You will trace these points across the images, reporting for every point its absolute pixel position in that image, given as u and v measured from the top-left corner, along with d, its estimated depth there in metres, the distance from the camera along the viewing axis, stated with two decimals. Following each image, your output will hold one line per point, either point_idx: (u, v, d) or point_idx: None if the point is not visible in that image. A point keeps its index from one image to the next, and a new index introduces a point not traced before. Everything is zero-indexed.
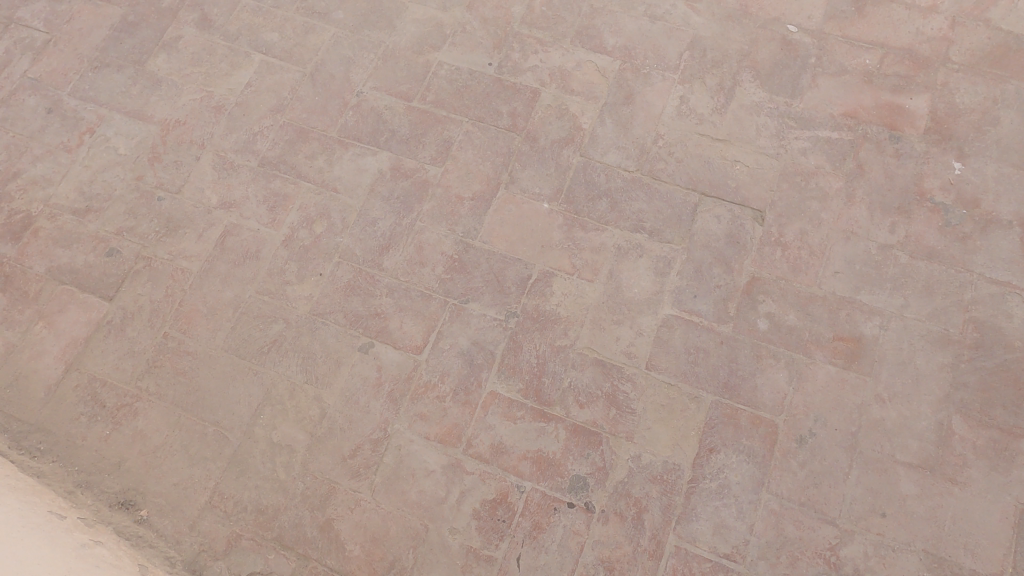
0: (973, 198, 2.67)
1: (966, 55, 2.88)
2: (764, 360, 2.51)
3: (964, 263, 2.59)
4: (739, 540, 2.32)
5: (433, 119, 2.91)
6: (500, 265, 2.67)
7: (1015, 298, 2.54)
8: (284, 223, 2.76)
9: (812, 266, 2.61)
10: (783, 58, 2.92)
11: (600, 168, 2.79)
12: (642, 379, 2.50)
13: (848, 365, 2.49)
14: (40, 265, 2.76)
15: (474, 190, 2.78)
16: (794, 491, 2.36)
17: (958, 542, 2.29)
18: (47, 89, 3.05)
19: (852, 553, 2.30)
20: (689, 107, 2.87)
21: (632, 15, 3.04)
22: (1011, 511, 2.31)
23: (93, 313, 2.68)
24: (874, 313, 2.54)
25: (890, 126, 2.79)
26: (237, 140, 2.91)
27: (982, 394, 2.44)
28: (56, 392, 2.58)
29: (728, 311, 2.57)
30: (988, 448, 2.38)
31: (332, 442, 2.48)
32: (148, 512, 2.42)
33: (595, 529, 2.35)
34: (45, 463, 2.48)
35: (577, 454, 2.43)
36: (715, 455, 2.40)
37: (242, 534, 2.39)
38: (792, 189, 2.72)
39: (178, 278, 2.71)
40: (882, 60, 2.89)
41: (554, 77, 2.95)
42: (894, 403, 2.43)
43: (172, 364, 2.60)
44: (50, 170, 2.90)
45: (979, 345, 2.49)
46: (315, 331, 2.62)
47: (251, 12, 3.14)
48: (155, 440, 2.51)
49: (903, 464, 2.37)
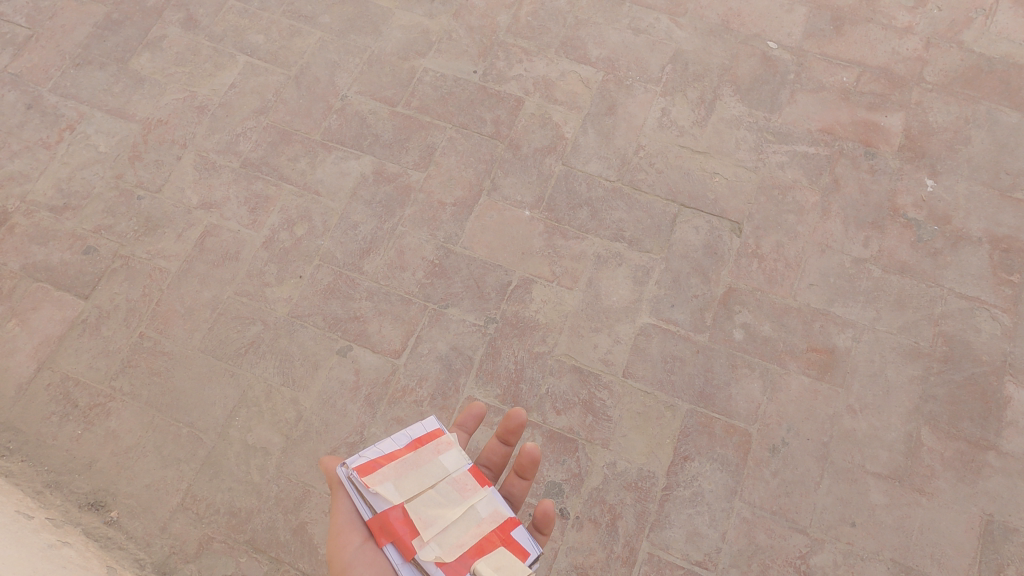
0: (944, 214, 2.74)
1: (939, 75, 2.95)
2: (739, 369, 2.54)
3: (934, 278, 2.65)
4: (711, 548, 2.34)
5: (417, 125, 2.92)
6: (480, 271, 2.68)
7: (983, 313, 2.60)
8: (265, 225, 2.76)
9: (787, 278, 2.66)
10: (762, 73, 2.98)
11: (581, 176, 2.82)
12: (619, 387, 2.52)
13: (821, 376, 2.53)
14: (14, 261, 2.72)
15: (456, 196, 2.80)
16: (765, 500, 2.39)
17: (924, 553, 2.32)
18: (27, 84, 3.02)
19: (821, 561, 2.32)
20: (670, 120, 2.91)
21: (615, 27, 3.09)
22: (976, 521, 2.35)
23: (68, 311, 2.65)
24: (847, 326, 2.59)
25: (865, 142, 2.85)
26: (219, 141, 2.91)
27: (949, 406, 2.48)
28: (27, 391, 2.54)
29: (705, 321, 2.60)
30: (955, 460, 2.43)
31: (308, 445, 2.47)
32: (118, 513, 2.39)
33: (569, 535, 2.36)
34: (13, 463, 2.43)
35: (552, 460, 2.43)
36: (689, 462, 2.43)
37: (214, 537, 2.36)
38: (768, 202, 2.77)
39: (156, 278, 2.69)
40: (859, 78, 2.96)
41: (538, 87, 2.99)
42: (864, 414, 2.48)
43: (147, 364, 2.58)
44: (28, 167, 2.87)
45: (948, 358, 2.54)
46: (293, 334, 2.61)
47: (237, 13, 3.15)
48: (128, 441, 2.48)
49: (873, 474, 2.41)
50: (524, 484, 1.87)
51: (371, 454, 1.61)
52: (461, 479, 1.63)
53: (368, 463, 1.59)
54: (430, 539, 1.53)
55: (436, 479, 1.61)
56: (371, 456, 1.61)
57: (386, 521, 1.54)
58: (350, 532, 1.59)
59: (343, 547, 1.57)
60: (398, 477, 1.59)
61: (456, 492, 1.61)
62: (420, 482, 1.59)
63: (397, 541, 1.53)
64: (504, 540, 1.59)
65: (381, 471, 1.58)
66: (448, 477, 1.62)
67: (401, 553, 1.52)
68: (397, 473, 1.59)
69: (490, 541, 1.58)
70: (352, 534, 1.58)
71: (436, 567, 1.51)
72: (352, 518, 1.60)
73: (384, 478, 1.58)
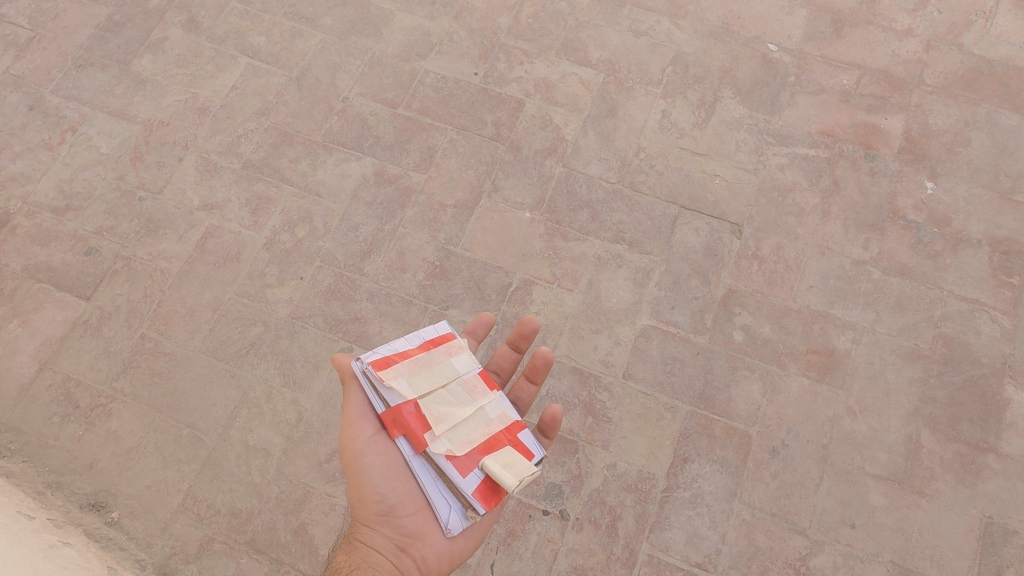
0: (944, 216, 2.74)
1: (939, 78, 2.95)
2: (739, 371, 2.55)
3: (934, 280, 2.65)
4: (711, 550, 2.34)
5: (418, 127, 2.93)
6: (480, 272, 2.69)
7: (983, 316, 2.60)
8: (266, 226, 2.77)
9: (787, 280, 2.66)
10: (763, 76, 2.99)
11: (582, 178, 2.83)
12: (619, 388, 2.53)
13: (821, 378, 2.53)
14: (16, 262, 2.73)
15: (456, 198, 2.80)
16: (765, 501, 2.39)
17: (924, 555, 2.33)
18: (29, 86, 3.02)
19: (821, 563, 2.33)
20: (670, 122, 2.92)
21: (616, 30, 3.10)
22: (976, 523, 2.36)
23: (70, 312, 2.66)
24: (847, 327, 2.59)
25: (865, 144, 2.86)
26: (221, 142, 2.92)
27: (949, 408, 2.49)
28: (29, 392, 2.55)
29: (705, 323, 2.61)
30: (955, 461, 2.43)
31: (308, 446, 2.47)
32: (119, 513, 2.39)
33: (569, 536, 2.36)
34: (15, 463, 2.44)
35: (551, 461, 2.43)
36: (689, 464, 2.43)
37: (215, 538, 2.37)
38: (769, 204, 2.77)
39: (157, 279, 2.70)
40: (859, 80, 2.97)
41: (539, 88, 2.99)
42: (865, 416, 2.48)
43: (148, 364, 2.59)
44: (29, 168, 2.88)
45: (948, 360, 2.54)
46: (294, 335, 2.61)
47: (238, 15, 3.16)
48: (129, 441, 2.49)
49: (873, 475, 2.42)
50: (534, 390, 2.03)
51: (387, 351, 1.77)
52: (470, 382, 1.80)
53: (384, 358, 1.75)
54: (442, 434, 1.68)
55: (446, 380, 1.77)
56: (387, 353, 1.76)
57: (399, 414, 1.69)
58: (362, 423, 1.76)
59: (355, 437, 1.76)
60: (412, 374, 1.74)
61: (466, 393, 1.77)
62: (431, 380, 1.75)
63: (408, 433, 1.69)
64: (509, 440, 1.75)
65: (396, 367, 1.73)
66: (458, 378, 1.79)
67: (412, 445, 1.68)
68: (411, 370, 1.74)
69: (497, 440, 1.73)
70: (364, 425, 1.76)
71: (447, 459, 1.65)
72: (365, 410, 1.77)
73: (399, 373, 1.73)
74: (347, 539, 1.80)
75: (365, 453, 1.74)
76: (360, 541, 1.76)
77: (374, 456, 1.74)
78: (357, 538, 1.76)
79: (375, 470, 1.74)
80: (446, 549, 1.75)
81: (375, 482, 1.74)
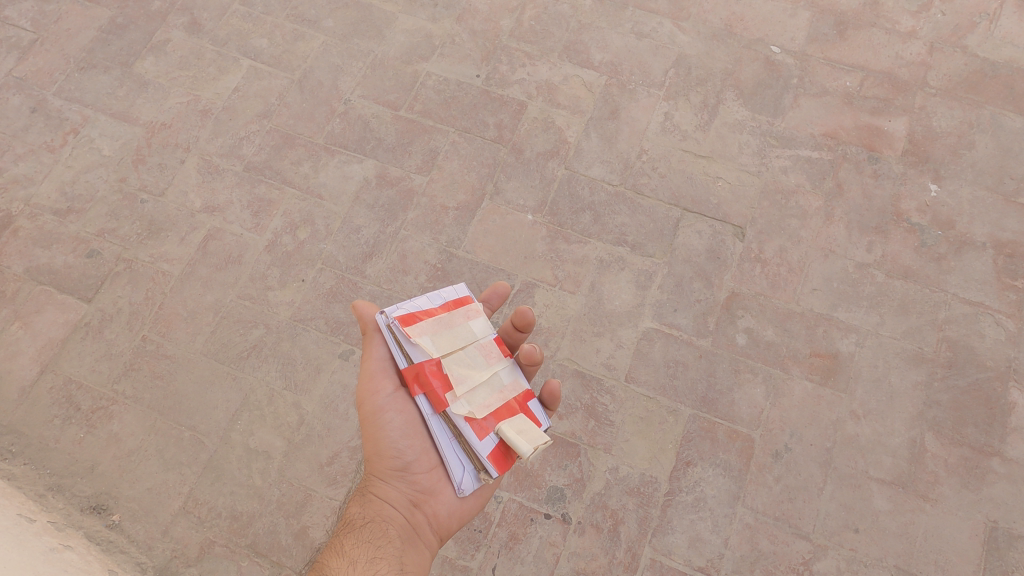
0: (949, 219, 2.73)
1: (943, 80, 2.94)
2: (742, 375, 2.54)
3: (938, 283, 2.64)
4: (714, 554, 2.33)
5: (420, 129, 2.93)
6: (482, 275, 2.68)
7: (987, 319, 2.59)
8: (267, 228, 2.76)
9: (790, 282, 2.65)
10: (765, 77, 2.98)
11: (584, 181, 2.82)
12: (621, 392, 2.52)
13: (824, 381, 2.52)
14: (17, 264, 2.73)
15: (458, 200, 2.80)
16: (768, 506, 2.38)
17: (929, 559, 2.31)
18: (31, 88, 3.03)
19: (824, 568, 2.32)
20: (673, 124, 2.91)
21: (618, 32, 3.09)
22: (980, 528, 2.34)
23: (71, 314, 2.65)
24: (851, 330, 2.58)
25: (869, 147, 2.85)
26: (223, 144, 2.91)
27: (953, 412, 2.47)
28: (30, 394, 2.55)
29: (707, 326, 2.60)
30: (959, 466, 2.41)
31: (310, 449, 2.47)
32: (120, 516, 2.39)
33: (571, 540, 2.35)
34: (15, 466, 2.44)
35: (554, 465, 2.43)
36: (692, 468, 2.42)
37: (216, 541, 2.36)
38: (771, 206, 2.77)
39: (159, 281, 2.70)
40: (862, 82, 2.96)
41: (541, 91, 2.99)
42: (868, 420, 2.47)
43: (150, 367, 2.58)
44: (31, 170, 2.88)
45: (952, 364, 2.53)
46: (296, 337, 2.61)
47: (241, 17, 3.16)
48: (130, 443, 2.48)
49: (877, 480, 2.40)
50: None
51: (411, 307, 1.71)
52: (487, 345, 1.72)
53: (409, 314, 1.69)
54: (462, 396, 1.63)
55: (465, 342, 1.70)
56: (410, 309, 1.70)
57: (421, 371, 1.65)
58: (383, 379, 1.74)
59: (376, 392, 1.74)
60: (434, 332, 1.68)
61: (483, 356, 1.70)
62: (453, 341, 1.68)
63: (429, 391, 1.65)
64: (523, 407, 1.70)
65: (421, 324, 1.67)
66: (476, 341, 1.71)
67: (432, 403, 1.65)
68: (434, 329, 1.68)
69: (513, 407, 1.68)
70: (384, 380, 1.74)
71: (465, 421, 1.62)
72: (385, 365, 1.75)
73: (422, 331, 1.67)
74: (359, 492, 1.81)
75: (385, 410, 1.73)
76: (373, 494, 1.77)
77: (393, 412, 1.72)
78: (371, 492, 1.77)
79: (393, 426, 1.73)
80: (458, 508, 1.75)
81: (393, 438, 1.73)
